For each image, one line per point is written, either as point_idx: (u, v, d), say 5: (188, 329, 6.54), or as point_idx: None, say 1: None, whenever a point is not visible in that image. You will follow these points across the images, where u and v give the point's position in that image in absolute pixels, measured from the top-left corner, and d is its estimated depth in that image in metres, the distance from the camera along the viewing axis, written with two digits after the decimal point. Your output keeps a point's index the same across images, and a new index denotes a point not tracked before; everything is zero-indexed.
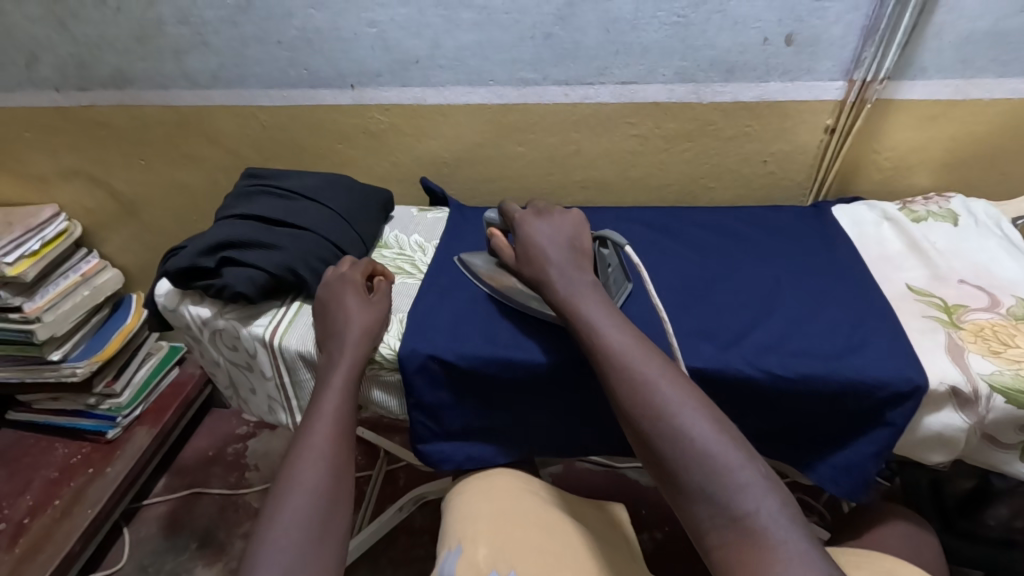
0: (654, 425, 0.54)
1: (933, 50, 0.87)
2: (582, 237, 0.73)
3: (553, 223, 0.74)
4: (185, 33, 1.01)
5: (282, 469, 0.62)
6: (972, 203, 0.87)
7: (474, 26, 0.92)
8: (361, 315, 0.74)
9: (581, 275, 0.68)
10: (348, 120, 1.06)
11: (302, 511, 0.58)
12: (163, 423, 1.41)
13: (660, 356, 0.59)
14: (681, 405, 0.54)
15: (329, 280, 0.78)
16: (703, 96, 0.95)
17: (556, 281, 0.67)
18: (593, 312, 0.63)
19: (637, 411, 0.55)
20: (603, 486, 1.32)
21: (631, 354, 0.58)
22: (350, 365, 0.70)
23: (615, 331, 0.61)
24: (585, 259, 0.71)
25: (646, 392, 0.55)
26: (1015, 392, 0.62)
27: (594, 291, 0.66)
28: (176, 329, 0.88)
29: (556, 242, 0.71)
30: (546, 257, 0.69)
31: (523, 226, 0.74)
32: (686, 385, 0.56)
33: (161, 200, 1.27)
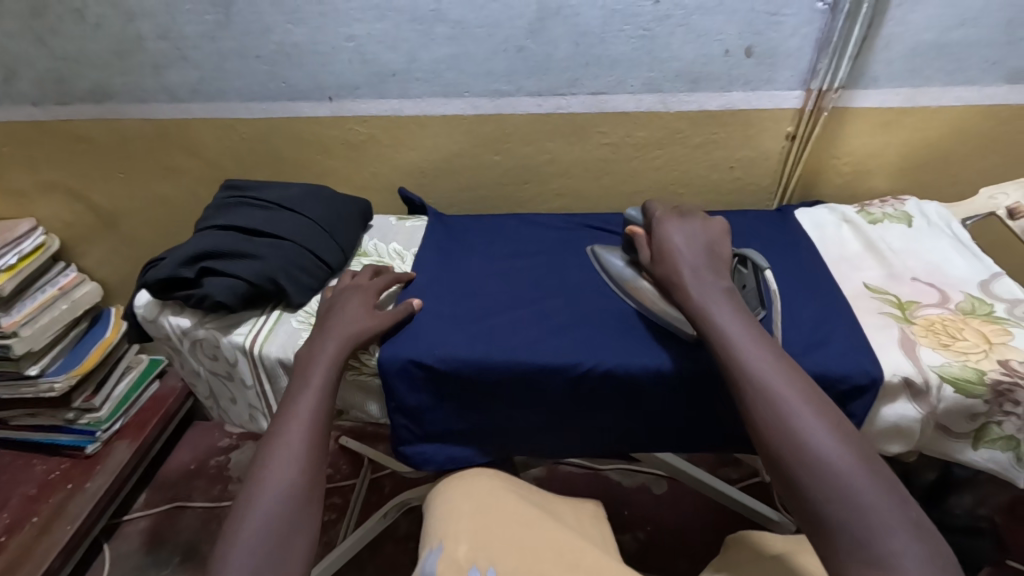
0: (791, 449, 0.54)
1: (883, 61, 0.91)
2: (720, 242, 0.75)
3: (696, 229, 0.75)
4: (164, 48, 1.02)
5: (256, 464, 0.63)
6: (924, 204, 0.92)
7: (448, 40, 0.95)
8: (361, 317, 0.76)
9: (715, 282, 0.69)
10: (327, 132, 1.08)
11: (273, 511, 0.59)
12: (144, 437, 1.40)
13: (802, 378, 0.59)
14: (822, 433, 0.54)
15: (332, 294, 0.81)
16: (670, 105, 0.98)
17: (689, 285, 0.69)
18: (731, 322, 0.64)
19: (774, 432, 0.56)
20: (586, 487, 1.34)
21: (771, 372, 0.59)
22: (325, 367, 0.71)
23: (752, 345, 0.61)
24: (722, 263, 0.72)
25: (783, 412, 0.56)
26: (963, 382, 0.65)
27: (730, 302, 0.67)
28: (156, 340, 0.88)
29: (695, 246, 0.73)
30: (682, 259, 0.71)
31: (664, 228, 0.75)
32: (827, 413, 0.56)
33: (141, 212, 1.27)
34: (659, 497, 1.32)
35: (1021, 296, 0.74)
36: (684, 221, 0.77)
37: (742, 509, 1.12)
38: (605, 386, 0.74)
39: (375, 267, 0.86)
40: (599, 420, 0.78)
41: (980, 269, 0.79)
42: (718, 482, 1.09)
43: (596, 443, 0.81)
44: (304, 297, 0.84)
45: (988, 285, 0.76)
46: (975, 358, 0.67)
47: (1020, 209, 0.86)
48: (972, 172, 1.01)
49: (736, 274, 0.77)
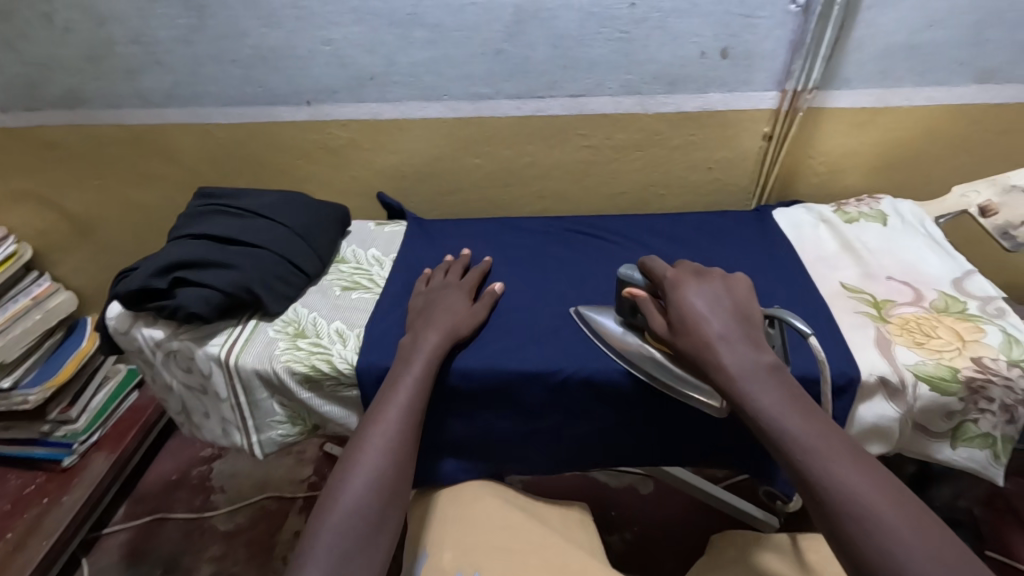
0: (886, 573, 0.46)
1: (856, 62, 0.92)
2: (747, 304, 0.65)
3: (717, 291, 0.65)
4: (135, 52, 1.00)
5: (350, 447, 0.65)
6: (900, 203, 0.93)
7: (426, 43, 0.94)
8: (461, 312, 0.77)
9: (757, 359, 0.59)
10: (305, 136, 1.07)
11: (360, 503, 0.60)
12: (123, 447, 1.37)
13: (886, 483, 0.51)
14: (927, 557, 0.46)
15: (426, 292, 0.82)
16: (649, 107, 0.99)
17: (727, 363, 0.59)
18: (787, 416, 0.55)
19: (874, 558, 0.47)
20: (573, 489, 1.33)
21: (851, 479, 0.51)
22: (425, 360, 0.70)
23: (820, 447, 0.53)
24: (758, 332, 0.62)
25: (875, 531, 0.48)
26: (938, 380, 0.66)
27: (781, 388, 0.57)
28: (129, 353, 0.87)
29: (724, 315, 0.62)
30: (714, 333, 0.61)
31: (682, 294, 0.64)
32: (929, 529, 0.48)
33: (117, 220, 1.25)
34: (646, 497, 1.32)
35: (992, 293, 0.75)
36: (704, 281, 0.66)
37: (727, 507, 1.12)
38: (585, 393, 0.73)
39: (461, 262, 0.87)
40: (578, 425, 0.78)
41: (953, 268, 0.80)
42: (702, 481, 1.09)
43: (577, 448, 0.81)
44: (281, 306, 0.83)
45: (961, 284, 0.77)
46: (948, 356, 0.68)
47: (992, 208, 0.87)
48: (944, 171, 1.02)
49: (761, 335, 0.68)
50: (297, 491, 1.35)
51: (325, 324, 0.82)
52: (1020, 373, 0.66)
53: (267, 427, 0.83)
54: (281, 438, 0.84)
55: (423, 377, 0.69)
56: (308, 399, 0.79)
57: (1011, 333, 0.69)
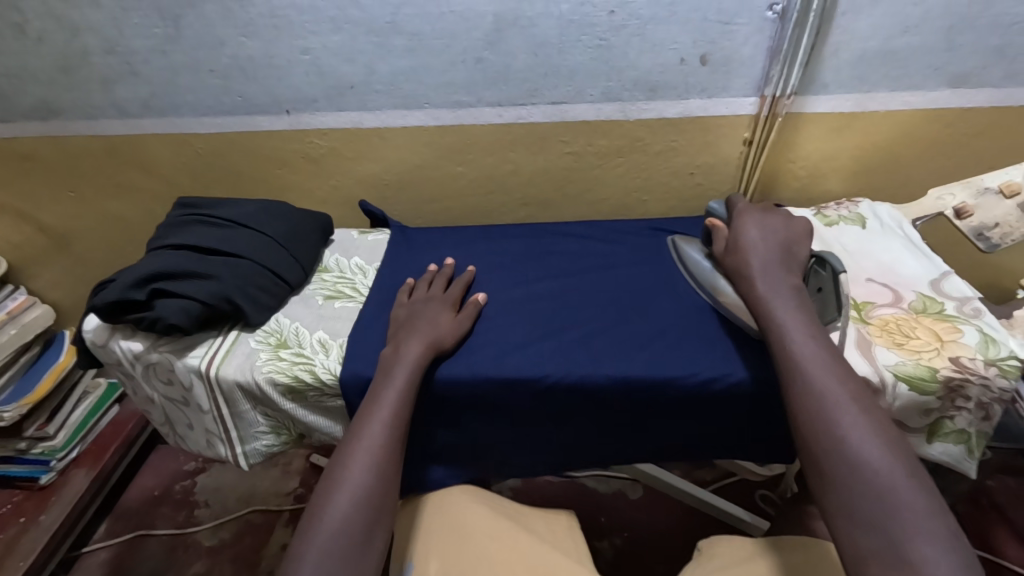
0: (827, 440, 0.55)
1: (831, 68, 0.93)
2: (800, 241, 0.74)
3: (772, 226, 0.75)
4: (111, 63, 0.98)
5: (334, 463, 0.63)
6: (878, 207, 0.94)
7: (406, 51, 0.94)
8: (442, 324, 0.76)
9: (782, 274, 0.69)
10: (286, 145, 1.06)
11: (346, 519, 0.59)
12: (102, 464, 1.34)
13: (852, 378, 0.59)
14: (859, 429, 0.55)
15: (408, 304, 0.80)
16: (629, 114, 0.99)
17: (756, 276, 0.69)
18: (786, 312, 0.65)
19: (809, 421, 0.57)
20: (562, 496, 1.32)
21: (819, 367, 0.60)
22: (408, 372, 0.69)
23: (806, 337, 0.62)
24: (796, 262, 0.72)
25: (821, 403, 0.57)
26: (917, 379, 0.67)
27: (794, 296, 0.67)
28: (108, 365, 0.85)
29: (771, 242, 0.73)
30: (753, 250, 0.72)
31: (742, 223, 0.75)
32: (878, 421, 0.56)
33: (94, 231, 1.23)
34: (635, 502, 1.31)
35: (969, 293, 0.76)
36: (765, 216, 0.77)
37: (715, 510, 1.12)
38: (572, 399, 0.73)
39: (444, 274, 0.86)
40: (564, 432, 0.77)
41: (931, 268, 0.81)
42: (690, 486, 1.10)
43: (566, 456, 0.81)
44: (263, 316, 0.82)
45: (939, 284, 0.78)
46: (927, 356, 0.68)
47: (966, 210, 0.89)
48: (920, 174, 1.04)
49: (813, 276, 0.74)
50: (283, 503, 1.33)
51: (308, 334, 0.81)
52: (997, 372, 0.67)
53: (251, 438, 0.82)
54: (265, 448, 0.83)
55: (405, 391, 0.68)
56: (292, 409, 0.78)
57: (988, 332, 0.70)
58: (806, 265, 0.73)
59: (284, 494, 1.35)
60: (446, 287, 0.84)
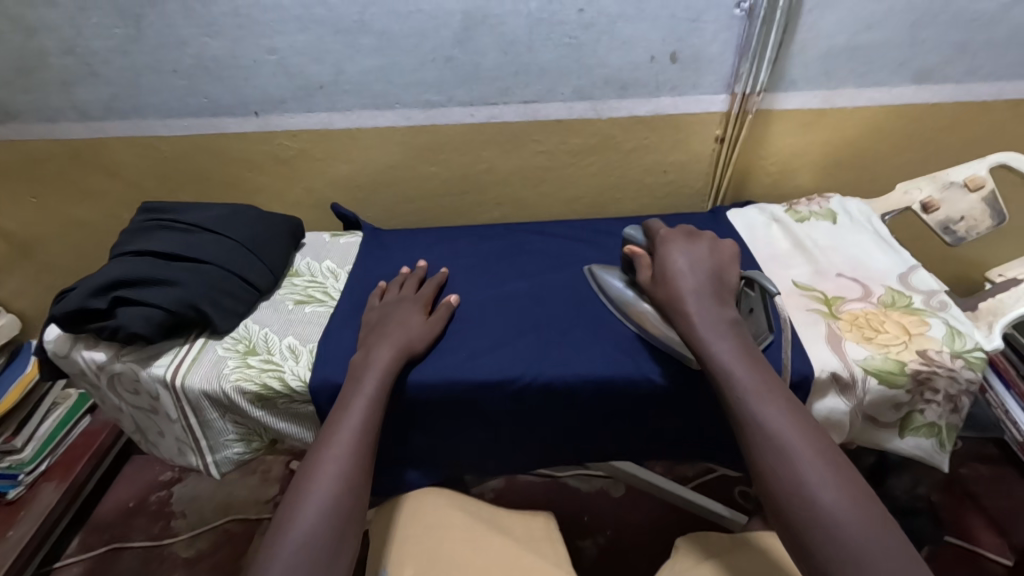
0: (794, 499, 0.51)
1: (800, 64, 0.94)
2: (727, 266, 0.69)
3: (698, 252, 0.69)
4: (70, 64, 0.95)
5: (303, 470, 0.62)
6: (847, 202, 0.95)
7: (374, 51, 0.93)
8: (417, 325, 0.75)
9: (718, 311, 0.64)
10: (255, 147, 1.04)
11: (315, 524, 0.57)
12: (74, 475, 1.29)
13: (812, 427, 0.55)
14: (827, 483, 0.51)
15: (381, 306, 0.79)
16: (601, 112, 0.99)
17: (693, 313, 0.64)
18: (733, 358, 0.60)
19: (778, 482, 0.53)
20: (544, 496, 1.31)
21: (778, 421, 0.55)
22: (378, 374, 0.68)
23: (761, 386, 0.58)
24: (727, 290, 0.67)
25: (787, 463, 0.53)
26: (886, 373, 0.67)
27: (737, 337, 0.62)
28: (71, 376, 0.82)
29: (700, 271, 0.67)
30: (686, 286, 0.66)
31: (667, 250, 0.69)
32: (843, 473, 0.52)
33: (58, 237, 1.19)
34: (618, 500, 1.31)
35: (936, 287, 0.77)
36: (690, 241, 0.71)
37: (695, 506, 1.13)
38: (546, 400, 0.73)
39: (415, 275, 0.85)
40: (540, 433, 0.77)
41: (899, 262, 0.82)
42: (670, 483, 1.10)
43: (542, 457, 0.80)
44: (231, 323, 0.80)
45: (906, 278, 0.79)
46: (895, 350, 0.69)
47: (932, 204, 0.89)
48: (889, 169, 1.06)
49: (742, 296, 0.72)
50: (262, 511, 1.31)
51: (278, 339, 0.80)
52: (963, 364, 0.68)
53: (222, 446, 0.80)
54: (235, 458, 0.81)
55: (380, 391, 0.67)
56: (260, 417, 0.76)
57: (954, 325, 0.71)
58: (736, 288, 0.70)
59: (263, 502, 1.33)
60: (419, 287, 0.84)
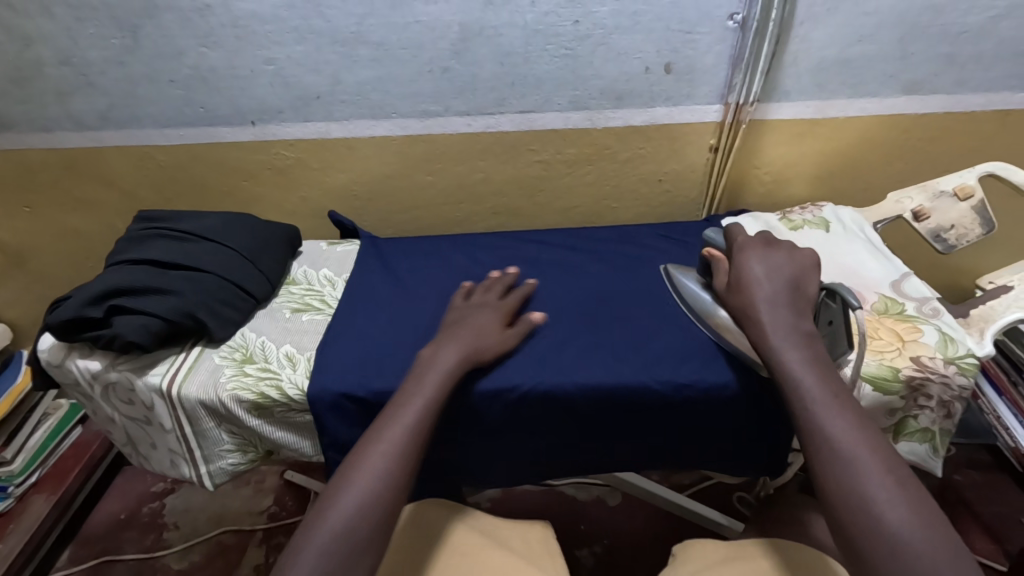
0: (856, 512, 0.51)
1: (792, 76, 0.96)
2: (807, 276, 0.69)
3: (778, 260, 0.70)
4: (66, 74, 0.95)
5: (347, 464, 0.60)
6: (840, 210, 0.96)
7: (372, 62, 0.93)
8: (492, 336, 0.73)
9: (795, 319, 0.65)
10: (251, 156, 1.04)
11: (344, 529, 0.54)
12: (64, 489, 1.28)
13: (882, 445, 0.54)
14: (895, 501, 0.50)
15: (459, 310, 0.78)
16: (597, 122, 1.00)
17: (765, 321, 0.64)
18: (804, 367, 0.60)
19: (841, 494, 0.52)
20: (541, 506, 1.31)
21: (844, 430, 0.55)
22: (438, 377, 0.67)
23: (831, 399, 0.57)
24: (804, 300, 0.67)
25: (852, 469, 0.53)
26: (880, 380, 0.68)
27: (810, 347, 0.62)
28: (65, 386, 0.82)
29: (777, 280, 0.68)
30: (762, 293, 0.67)
31: (745, 257, 0.71)
32: (912, 493, 0.51)
33: (52, 247, 1.18)
34: (615, 509, 1.31)
35: (928, 295, 0.78)
36: (769, 250, 0.72)
37: (692, 514, 1.13)
38: (543, 408, 0.73)
39: (504, 280, 0.83)
40: (539, 441, 0.77)
41: (892, 270, 0.83)
42: (667, 491, 1.10)
43: (541, 466, 0.80)
44: (228, 331, 0.80)
45: (900, 286, 0.80)
46: (889, 356, 0.70)
47: (924, 212, 0.91)
48: (880, 178, 1.07)
49: (823, 309, 0.71)
50: (256, 523, 1.29)
51: (274, 348, 0.80)
52: (956, 371, 0.68)
53: (217, 457, 0.80)
54: (231, 468, 0.81)
55: (433, 394, 0.65)
56: (257, 426, 0.76)
57: (947, 332, 0.72)
58: (816, 299, 0.70)
59: (258, 513, 1.31)
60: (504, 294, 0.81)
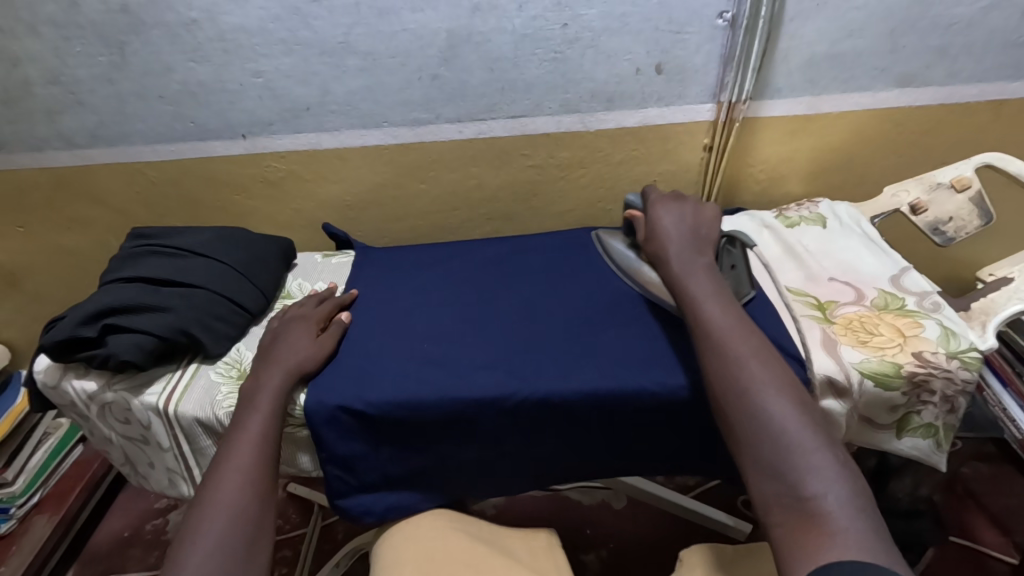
0: (728, 389, 0.58)
1: (783, 73, 0.95)
2: (711, 222, 0.79)
3: (685, 210, 0.79)
4: (55, 93, 0.95)
5: (206, 480, 0.62)
6: (836, 206, 0.95)
7: (360, 71, 0.93)
8: (304, 346, 0.76)
9: (697, 259, 0.73)
10: (242, 170, 1.04)
11: (218, 540, 0.57)
12: (66, 509, 1.27)
13: (756, 338, 0.62)
14: (762, 377, 0.58)
15: (273, 326, 0.80)
16: (589, 125, 1.00)
17: (671, 257, 0.74)
18: (704, 294, 0.67)
19: (718, 377, 0.60)
20: (546, 512, 1.30)
21: (725, 326, 0.63)
22: (273, 394, 0.70)
23: (715, 306, 0.66)
24: (710, 241, 0.77)
25: (739, 374, 0.58)
26: (882, 376, 0.67)
27: (712, 279, 0.70)
28: (61, 407, 0.81)
29: (683, 225, 0.77)
30: (671, 241, 0.75)
31: (656, 210, 0.80)
32: (778, 371, 0.59)
33: (46, 266, 1.18)
34: (620, 512, 1.29)
35: (927, 288, 0.78)
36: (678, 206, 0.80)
37: (698, 516, 1.11)
38: (541, 415, 0.72)
39: (317, 295, 0.86)
40: (542, 449, 0.75)
41: (890, 265, 0.82)
42: (672, 494, 1.08)
43: (546, 474, 0.79)
44: (222, 347, 0.80)
45: (898, 280, 0.80)
46: (891, 353, 0.69)
47: (921, 206, 0.90)
48: (875, 172, 1.06)
49: (727, 255, 0.81)
50: None
51: None
52: (959, 365, 0.68)
53: None
54: None
55: (278, 407, 0.69)
56: None
57: (948, 326, 0.71)
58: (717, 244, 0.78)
59: None
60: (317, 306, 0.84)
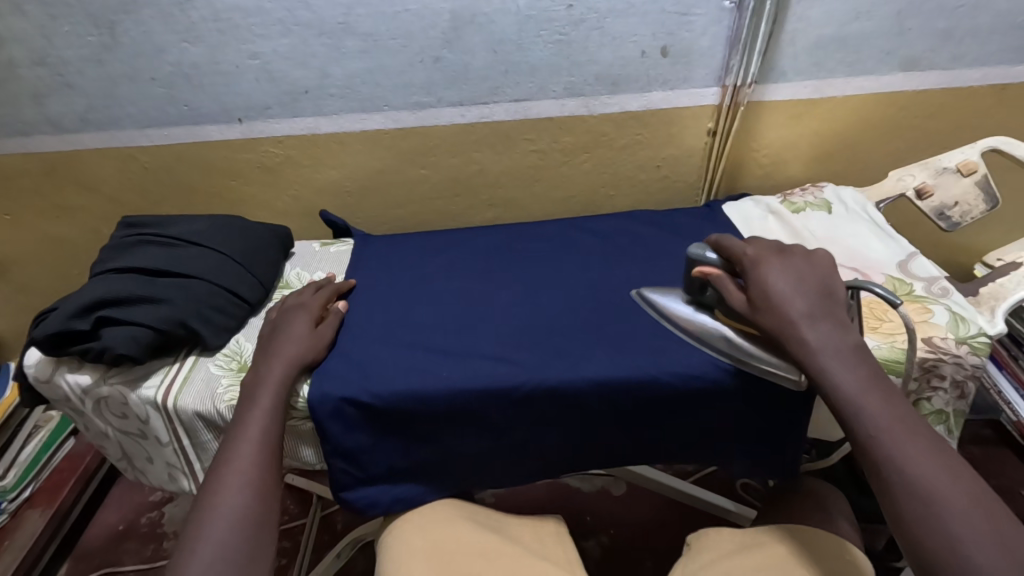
0: (937, 544, 0.49)
1: (790, 56, 0.94)
2: (832, 278, 0.64)
3: (801, 269, 0.64)
4: (41, 75, 0.91)
5: (208, 482, 0.61)
6: (841, 191, 0.94)
7: (359, 53, 0.90)
8: (305, 339, 0.74)
9: (837, 333, 0.60)
10: (237, 155, 1.01)
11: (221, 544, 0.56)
12: (60, 501, 1.25)
13: (957, 468, 0.52)
14: (975, 526, 0.48)
15: (272, 317, 0.78)
16: (593, 109, 0.98)
17: (806, 337, 0.59)
18: (875, 405, 0.55)
19: (919, 524, 0.50)
20: (547, 499, 1.29)
21: (915, 456, 0.52)
22: (273, 391, 0.67)
23: (896, 425, 0.54)
24: (839, 307, 0.62)
25: (948, 526, 0.49)
26: (893, 363, 0.67)
27: (873, 378, 0.57)
28: (54, 402, 0.79)
29: (805, 290, 0.62)
30: (796, 312, 0.61)
31: (764, 270, 0.64)
32: (991, 516, 0.49)
33: (34, 255, 1.15)
34: (620, 499, 1.30)
35: (935, 274, 0.77)
36: (785, 259, 0.66)
37: (699, 502, 1.11)
38: (550, 405, 0.71)
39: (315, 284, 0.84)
40: (547, 440, 0.75)
41: (897, 250, 0.82)
42: (675, 480, 1.08)
43: (552, 464, 0.78)
44: (221, 339, 0.78)
45: (906, 266, 0.79)
46: (901, 339, 0.69)
47: (926, 190, 0.90)
48: (879, 157, 1.06)
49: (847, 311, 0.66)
50: None
51: None
52: (968, 350, 0.68)
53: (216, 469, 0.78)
54: None
55: (280, 405, 0.67)
56: None
57: (957, 311, 0.71)
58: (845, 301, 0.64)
59: None
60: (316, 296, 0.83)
